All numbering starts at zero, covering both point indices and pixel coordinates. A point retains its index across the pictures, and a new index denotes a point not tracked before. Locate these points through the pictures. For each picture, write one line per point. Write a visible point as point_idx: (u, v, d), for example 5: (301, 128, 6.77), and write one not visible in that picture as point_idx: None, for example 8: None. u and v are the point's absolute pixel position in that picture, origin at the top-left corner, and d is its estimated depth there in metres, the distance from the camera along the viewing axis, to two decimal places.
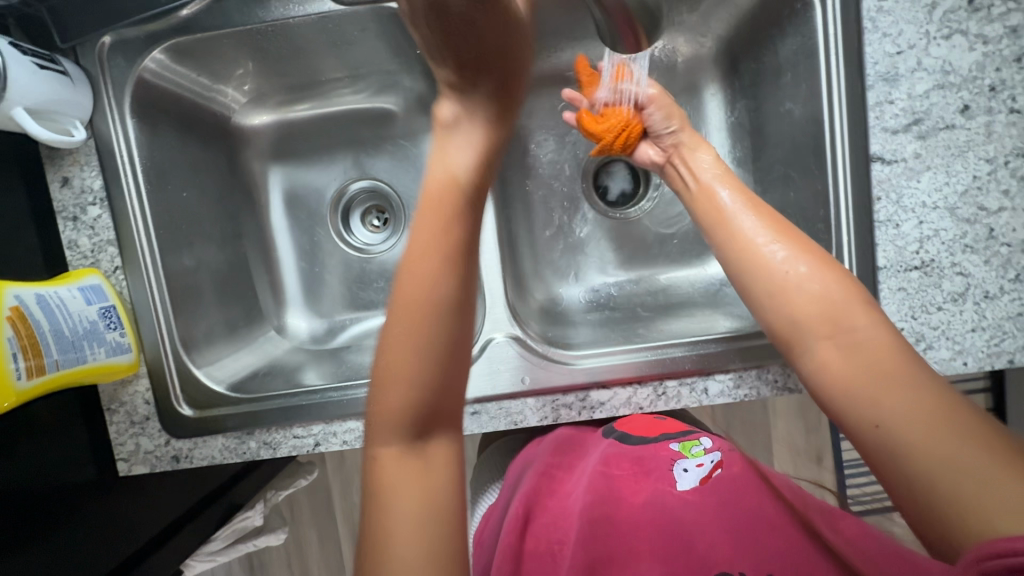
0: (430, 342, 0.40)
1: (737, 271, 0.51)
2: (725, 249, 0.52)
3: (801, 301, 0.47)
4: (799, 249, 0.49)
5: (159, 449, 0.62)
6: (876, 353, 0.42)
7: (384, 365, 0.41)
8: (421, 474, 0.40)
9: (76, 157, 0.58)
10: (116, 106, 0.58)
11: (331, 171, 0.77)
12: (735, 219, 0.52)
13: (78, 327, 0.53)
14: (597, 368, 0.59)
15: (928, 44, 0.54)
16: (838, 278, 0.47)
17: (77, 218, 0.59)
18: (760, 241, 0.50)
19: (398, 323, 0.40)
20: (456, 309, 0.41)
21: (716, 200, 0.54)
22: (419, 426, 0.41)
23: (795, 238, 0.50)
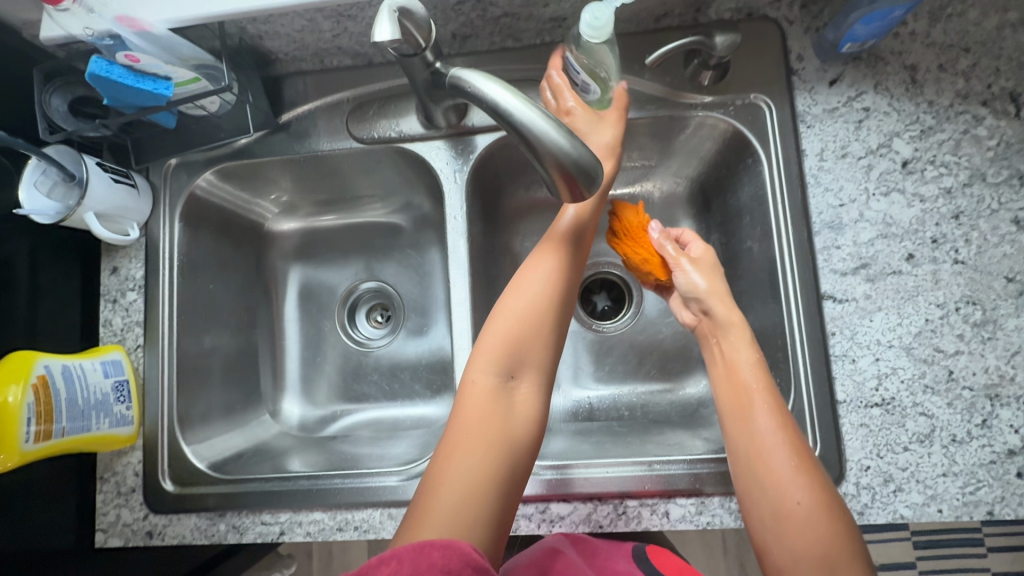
0: (550, 306, 0.58)
1: (746, 481, 0.53)
2: (740, 449, 0.54)
3: (800, 535, 0.50)
4: (814, 483, 0.51)
5: (136, 523, 0.65)
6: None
7: (501, 318, 0.57)
8: (499, 414, 0.54)
9: (128, 251, 0.69)
10: (169, 212, 0.70)
11: (344, 272, 0.86)
12: (758, 419, 0.54)
13: (90, 398, 0.60)
14: (559, 480, 0.60)
15: (868, 199, 0.60)
16: (839, 527, 0.50)
17: (117, 300, 0.68)
18: (774, 450, 0.52)
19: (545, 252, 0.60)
20: (561, 322, 0.59)
21: (740, 388, 0.56)
22: (509, 371, 0.56)
23: (806, 459, 0.52)
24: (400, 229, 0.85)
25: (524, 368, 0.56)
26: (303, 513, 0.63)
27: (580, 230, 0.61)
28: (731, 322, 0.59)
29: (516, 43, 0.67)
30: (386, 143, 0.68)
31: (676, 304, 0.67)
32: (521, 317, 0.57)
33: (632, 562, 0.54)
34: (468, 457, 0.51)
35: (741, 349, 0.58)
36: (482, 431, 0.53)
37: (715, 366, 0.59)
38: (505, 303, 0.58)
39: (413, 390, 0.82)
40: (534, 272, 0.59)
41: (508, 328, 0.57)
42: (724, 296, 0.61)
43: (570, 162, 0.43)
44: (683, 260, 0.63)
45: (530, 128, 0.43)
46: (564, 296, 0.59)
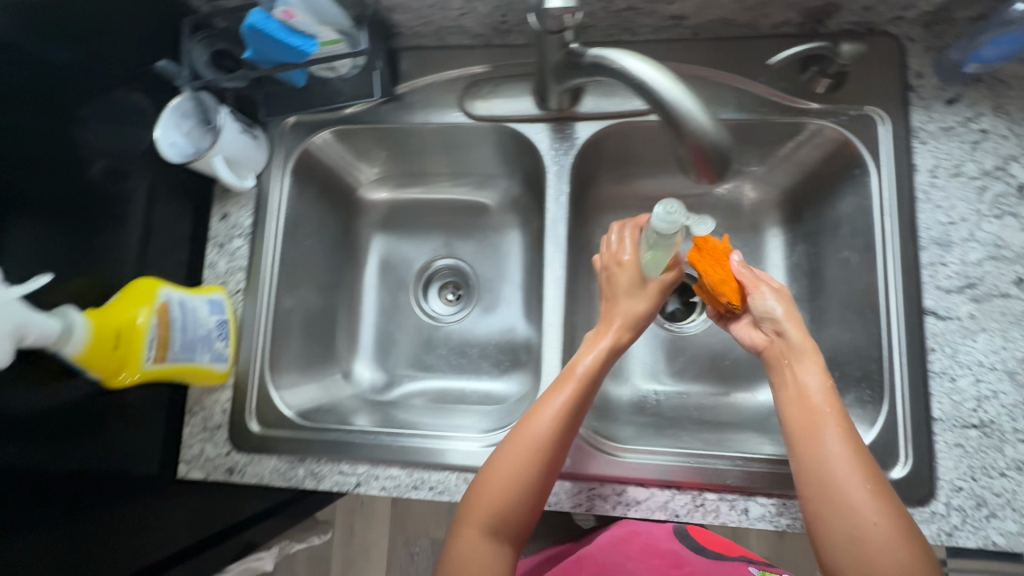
0: (572, 406, 0.56)
1: (815, 506, 0.51)
2: (807, 472, 0.52)
3: (881, 561, 0.47)
4: (889, 505, 0.49)
5: (218, 459, 0.67)
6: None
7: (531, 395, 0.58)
8: (506, 494, 0.54)
9: (239, 199, 0.73)
10: (282, 166, 0.73)
11: (425, 246, 0.89)
12: (828, 439, 0.52)
13: (197, 332, 0.62)
14: (638, 465, 0.60)
15: (979, 220, 0.60)
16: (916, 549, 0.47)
17: (224, 245, 0.72)
18: (845, 473, 0.50)
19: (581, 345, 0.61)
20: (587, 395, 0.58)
21: (806, 415, 0.54)
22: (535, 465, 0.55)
23: (881, 486, 0.50)
24: (484, 210, 0.87)
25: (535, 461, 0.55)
26: (381, 468, 0.65)
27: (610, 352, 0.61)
28: (808, 348, 0.57)
29: (632, 36, 0.69)
30: (496, 122, 0.71)
31: (742, 329, 0.64)
32: (525, 442, 0.55)
33: (674, 540, 0.65)
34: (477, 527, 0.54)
35: (810, 373, 0.56)
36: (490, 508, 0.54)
37: (785, 392, 0.57)
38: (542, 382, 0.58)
39: (480, 366, 0.84)
40: (541, 411, 0.56)
41: (518, 498, 0.54)
42: (800, 326, 0.58)
43: (710, 143, 0.44)
44: (761, 287, 0.61)
45: (676, 107, 0.44)
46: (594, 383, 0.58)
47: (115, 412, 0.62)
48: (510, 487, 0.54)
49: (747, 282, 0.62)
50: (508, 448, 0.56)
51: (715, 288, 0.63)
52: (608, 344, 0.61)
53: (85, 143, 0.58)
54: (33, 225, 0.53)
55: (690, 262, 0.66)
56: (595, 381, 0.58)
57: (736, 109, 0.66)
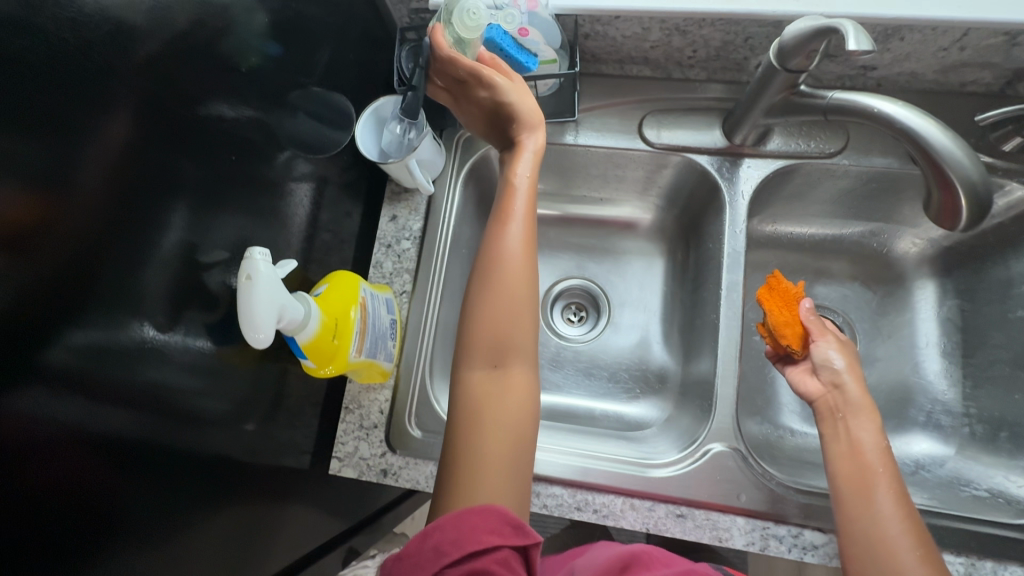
0: (524, 283, 0.55)
1: (862, 560, 0.50)
2: (858, 529, 0.52)
3: None
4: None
5: (372, 459, 0.67)
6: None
7: (505, 263, 0.54)
8: (520, 391, 0.52)
9: (409, 203, 0.74)
10: (455, 177, 0.75)
11: (557, 266, 0.91)
12: (877, 500, 0.52)
13: (379, 329, 0.63)
14: (817, 508, 0.59)
15: None
16: None
17: (391, 246, 0.73)
18: (897, 537, 0.50)
19: (516, 221, 0.56)
20: (528, 268, 0.55)
21: (857, 470, 0.54)
22: (497, 358, 0.52)
23: (931, 551, 0.49)
24: (621, 234, 0.89)
25: (511, 355, 0.53)
26: (542, 485, 0.63)
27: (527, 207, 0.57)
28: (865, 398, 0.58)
29: (815, 82, 0.71)
30: (675, 152, 0.72)
31: (797, 375, 0.64)
32: (517, 283, 0.54)
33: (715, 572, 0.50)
34: (501, 413, 0.50)
35: (862, 426, 0.56)
36: (496, 401, 0.51)
37: (836, 445, 0.57)
38: (488, 258, 0.55)
39: (610, 389, 0.83)
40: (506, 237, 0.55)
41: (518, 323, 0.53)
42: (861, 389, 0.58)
43: (973, 192, 0.46)
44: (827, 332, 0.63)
45: (945, 157, 0.46)
46: (521, 258, 0.55)
47: (272, 403, 0.61)
48: (511, 317, 0.53)
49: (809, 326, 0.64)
50: (502, 265, 0.54)
51: (778, 328, 0.64)
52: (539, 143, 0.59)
53: (285, 130, 0.59)
54: (189, 207, 0.46)
55: (757, 298, 0.67)
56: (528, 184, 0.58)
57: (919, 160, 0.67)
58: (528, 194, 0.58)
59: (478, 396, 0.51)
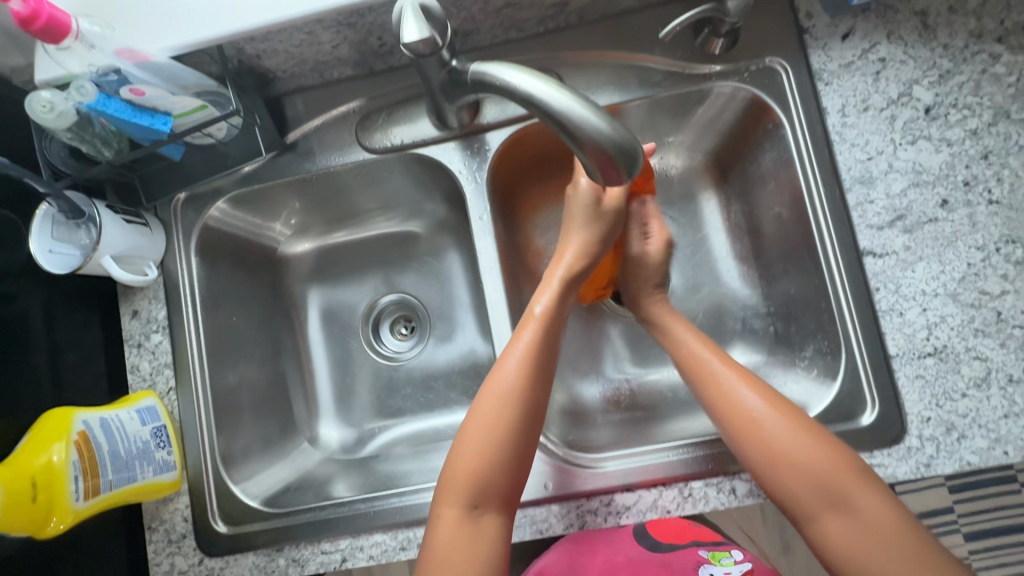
0: (526, 383, 0.52)
1: (732, 440, 0.54)
2: (712, 408, 0.56)
3: (796, 473, 0.50)
4: (789, 418, 0.52)
5: (192, 569, 0.63)
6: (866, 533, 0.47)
7: (513, 356, 0.54)
8: (486, 494, 0.51)
9: (146, 293, 0.67)
10: (184, 248, 0.68)
11: (363, 288, 0.84)
12: (716, 374, 0.56)
13: (132, 448, 0.58)
14: (620, 471, 0.60)
15: (895, 149, 0.59)
16: (828, 450, 0.50)
17: (141, 345, 0.66)
18: (740, 397, 0.54)
19: (524, 330, 0.55)
20: (548, 359, 0.55)
21: (686, 348, 0.60)
22: (475, 497, 0.51)
23: (771, 400, 0.53)
24: (414, 237, 0.83)
25: (487, 493, 0.51)
26: (363, 537, 0.62)
27: (550, 324, 0.56)
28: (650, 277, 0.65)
29: (519, 33, 0.65)
30: (404, 151, 0.66)
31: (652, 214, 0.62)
32: (491, 397, 0.53)
33: (632, 545, 0.72)
34: (465, 523, 0.50)
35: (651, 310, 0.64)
36: (462, 512, 0.50)
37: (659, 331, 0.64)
38: (504, 358, 0.54)
39: (449, 398, 0.81)
40: (514, 342, 0.55)
41: (499, 439, 0.51)
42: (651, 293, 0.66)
43: (611, 144, 0.42)
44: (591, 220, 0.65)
45: (571, 117, 0.42)
46: (544, 359, 0.54)
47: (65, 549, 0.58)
48: (495, 456, 0.51)
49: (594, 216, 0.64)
50: (490, 386, 0.53)
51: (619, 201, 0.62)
52: (593, 234, 0.61)
53: None
54: None
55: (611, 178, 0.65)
56: (556, 316, 0.57)
57: (638, 88, 0.64)
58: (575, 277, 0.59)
59: (447, 534, 0.50)
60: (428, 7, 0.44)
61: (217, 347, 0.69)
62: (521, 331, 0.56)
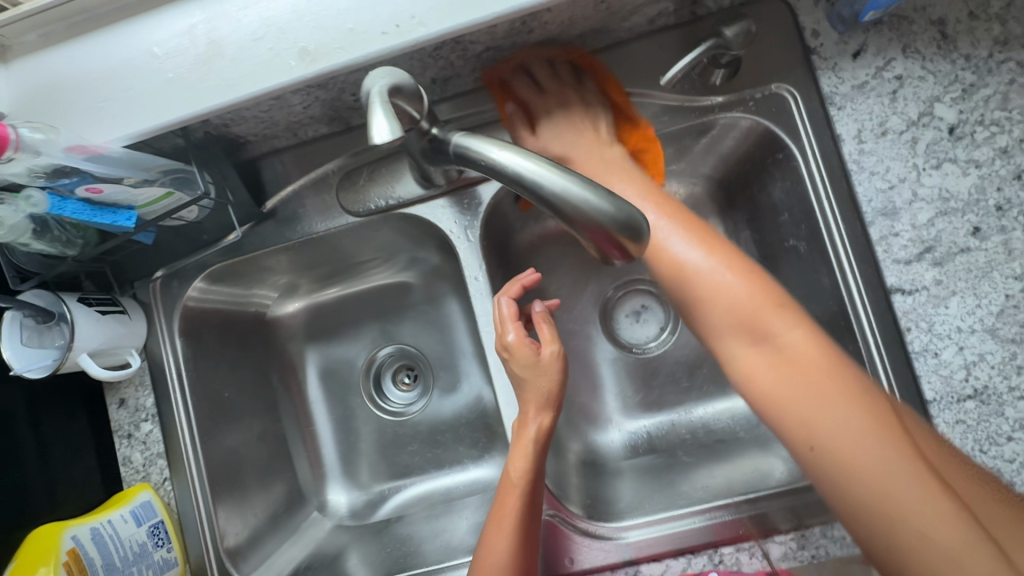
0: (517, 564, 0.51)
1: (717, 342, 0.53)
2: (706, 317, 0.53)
3: (722, 310, 0.52)
4: (769, 297, 0.51)
5: None
6: (857, 428, 0.45)
7: (498, 537, 0.52)
8: None
9: (131, 379, 0.64)
10: (167, 331, 0.64)
11: (361, 342, 0.80)
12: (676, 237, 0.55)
13: (128, 554, 0.56)
14: (644, 542, 0.57)
15: (919, 175, 0.55)
16: (815, 340, 0.49)
17: (131, 435, 0.64)
18: (692, 261, 0.54)
19: (498, 511, 0.54)
20: (529, 526, 0.53)
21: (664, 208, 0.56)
22: None
23: (755, 275, 0.52)
24: (408, 286, 0.79)
25: None
26: None
27: (528, 493, 0.53)
28: (600, 152, 0.59)
29: (503, 75, 0.60)
30: (388, 212, 0.62)
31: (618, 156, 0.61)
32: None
33: None
34: None
35: (685, 246, 0.54)
36: None
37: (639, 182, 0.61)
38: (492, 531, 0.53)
39: (459, 452, 0.76)
40: (496, 542, 0.52)
41: None
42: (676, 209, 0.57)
43: (614, 224, 0.38)
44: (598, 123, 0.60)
45: (567, 198, 0.38)
46: (525, 524, 0.53)
47: None
48: None
49: (570, 69, 0.60)
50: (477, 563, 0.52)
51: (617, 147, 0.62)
52: (547, 386, 0.56)
53: None
54: None
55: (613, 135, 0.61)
56: (535, 481, 0.54)
57: None
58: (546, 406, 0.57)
59: None
60: (401, 80, 0.39)
61: (211, 426, 0.66)
62: (495, 528, 0.53)
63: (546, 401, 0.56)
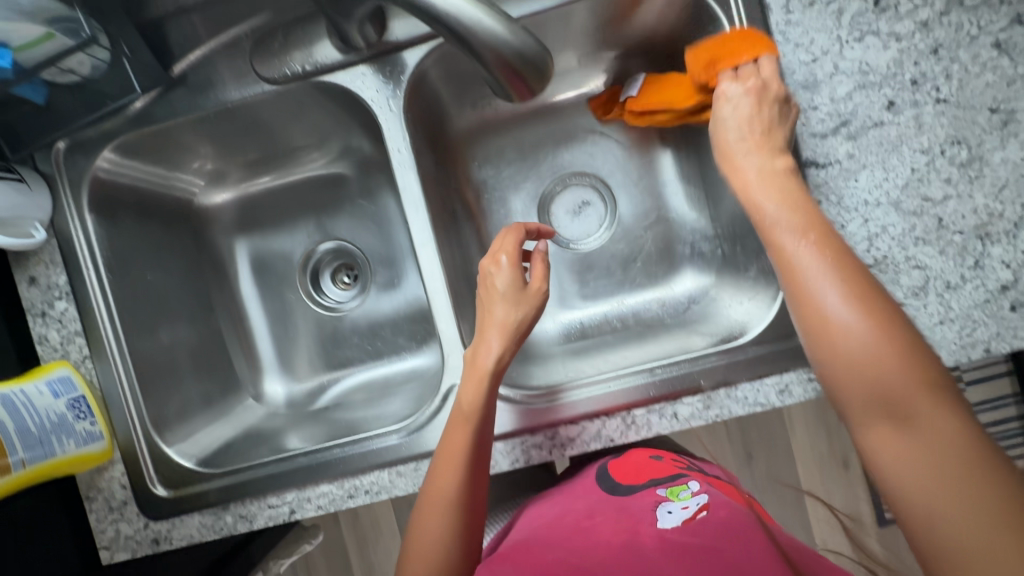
0: (457, 491, 0.52)
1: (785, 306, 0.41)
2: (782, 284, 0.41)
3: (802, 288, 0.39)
4: (834, 253, 0.39)
5: (139, 533, 0.62)
6: (886, 400, 0.36)
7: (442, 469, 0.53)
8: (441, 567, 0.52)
9: (41, 257, 0.62)
10: (74, 206, 0.62)
11: (297, 235, 0.78)
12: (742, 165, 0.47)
13: (46, 422, 0.55)
14: (590, 399, 0.58)
15: (842, 48, 0.55)
16: (861, 286, 0.38)
17: (46, 313, 0.62)
18: (770, 211, 0.43)
19: (448, 440, 0.54)
20: (478, 458, 0.53)
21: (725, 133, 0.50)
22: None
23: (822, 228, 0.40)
24: (342, 179, 0.76)
25: None
26: (310, 489, 0.61)
27: (476, 427, 0.53)
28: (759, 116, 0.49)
29: None
30: (307, 80, 0.59)
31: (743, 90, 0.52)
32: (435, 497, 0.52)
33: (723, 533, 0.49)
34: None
35: (752, 161, 0.47)
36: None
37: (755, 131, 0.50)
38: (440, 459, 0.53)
39: (398, 344, 0.77)
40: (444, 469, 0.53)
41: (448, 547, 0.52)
42: (788, 183, 0.45)
43: (513, 53, 0.38)
44: (781, 104, 0.50)
45: (462, 26, 0.38)
46: (473, 455, 0.53)
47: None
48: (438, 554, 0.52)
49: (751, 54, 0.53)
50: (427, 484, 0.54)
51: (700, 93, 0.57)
52: (520, 319, 0.55)
53: None
54: None
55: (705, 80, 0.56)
56: (487, 414, 0.54)
57: None
58: (513, 331, 0.55)
59: None
60: None
61: (134, 307, 0.65)
62: (444, 456, 0.53)
63: (516, 334, 0.55)
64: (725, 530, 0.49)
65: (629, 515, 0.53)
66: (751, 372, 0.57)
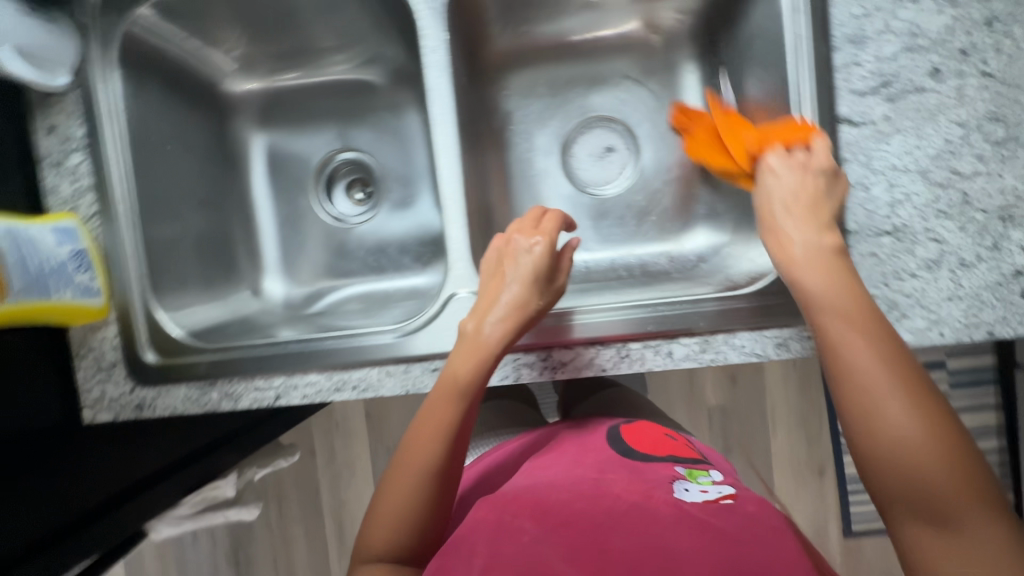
0: (442, 438, 0.51)
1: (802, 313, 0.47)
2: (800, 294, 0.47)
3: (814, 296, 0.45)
4: (831, 266, 0.46)
5: (124, 397, 0.63)
6: (883, 393, 0.40)
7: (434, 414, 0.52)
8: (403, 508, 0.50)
9: (63, 106, 0.61)
10: (102, 60, 0.61)
11: (318, 139, 0.78)
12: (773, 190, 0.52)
13: (46, 265, 0.55)
14: (594, 325, 0.58)
15: (895, 7, 0.54)
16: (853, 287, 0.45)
17: (60, 164, 0.62)
18: (784, 224, 0.50)
19: (439, 391, 0.53)
20: (467, 416, 0.52)
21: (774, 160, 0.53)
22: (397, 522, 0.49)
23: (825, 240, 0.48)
24: (370, 87, 0.75)
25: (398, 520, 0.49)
26: (297, 376, 0.61)
27: (473, 387, 0.52)
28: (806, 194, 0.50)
29: None
30: None
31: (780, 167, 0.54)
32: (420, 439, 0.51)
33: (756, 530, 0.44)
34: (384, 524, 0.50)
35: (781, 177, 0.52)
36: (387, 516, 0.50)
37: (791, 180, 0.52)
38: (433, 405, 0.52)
39: (401, 263, 0.77)
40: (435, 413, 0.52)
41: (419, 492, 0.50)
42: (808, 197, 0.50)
43: None
44: (829, 175, 0.51)
45: None
46: (463, 413, 0.52)
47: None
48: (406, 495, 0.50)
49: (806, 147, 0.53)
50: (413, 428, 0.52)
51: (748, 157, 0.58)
52: (533, 306, 0.54)
53: None
54: None
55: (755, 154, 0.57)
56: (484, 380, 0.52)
57: None
58: (523, 318, 0.54)
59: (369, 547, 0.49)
60: None
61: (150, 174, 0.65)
62: (439, 401, 0.52)
63: (526, 318, 0.54)
64: (749, 523, 0.45)
65: (643, 479, 0.51)
66: (751, 322, 0.57)
